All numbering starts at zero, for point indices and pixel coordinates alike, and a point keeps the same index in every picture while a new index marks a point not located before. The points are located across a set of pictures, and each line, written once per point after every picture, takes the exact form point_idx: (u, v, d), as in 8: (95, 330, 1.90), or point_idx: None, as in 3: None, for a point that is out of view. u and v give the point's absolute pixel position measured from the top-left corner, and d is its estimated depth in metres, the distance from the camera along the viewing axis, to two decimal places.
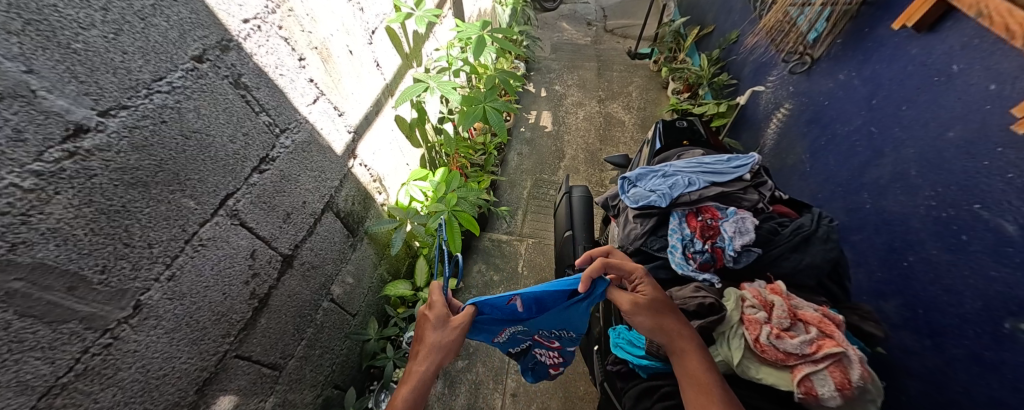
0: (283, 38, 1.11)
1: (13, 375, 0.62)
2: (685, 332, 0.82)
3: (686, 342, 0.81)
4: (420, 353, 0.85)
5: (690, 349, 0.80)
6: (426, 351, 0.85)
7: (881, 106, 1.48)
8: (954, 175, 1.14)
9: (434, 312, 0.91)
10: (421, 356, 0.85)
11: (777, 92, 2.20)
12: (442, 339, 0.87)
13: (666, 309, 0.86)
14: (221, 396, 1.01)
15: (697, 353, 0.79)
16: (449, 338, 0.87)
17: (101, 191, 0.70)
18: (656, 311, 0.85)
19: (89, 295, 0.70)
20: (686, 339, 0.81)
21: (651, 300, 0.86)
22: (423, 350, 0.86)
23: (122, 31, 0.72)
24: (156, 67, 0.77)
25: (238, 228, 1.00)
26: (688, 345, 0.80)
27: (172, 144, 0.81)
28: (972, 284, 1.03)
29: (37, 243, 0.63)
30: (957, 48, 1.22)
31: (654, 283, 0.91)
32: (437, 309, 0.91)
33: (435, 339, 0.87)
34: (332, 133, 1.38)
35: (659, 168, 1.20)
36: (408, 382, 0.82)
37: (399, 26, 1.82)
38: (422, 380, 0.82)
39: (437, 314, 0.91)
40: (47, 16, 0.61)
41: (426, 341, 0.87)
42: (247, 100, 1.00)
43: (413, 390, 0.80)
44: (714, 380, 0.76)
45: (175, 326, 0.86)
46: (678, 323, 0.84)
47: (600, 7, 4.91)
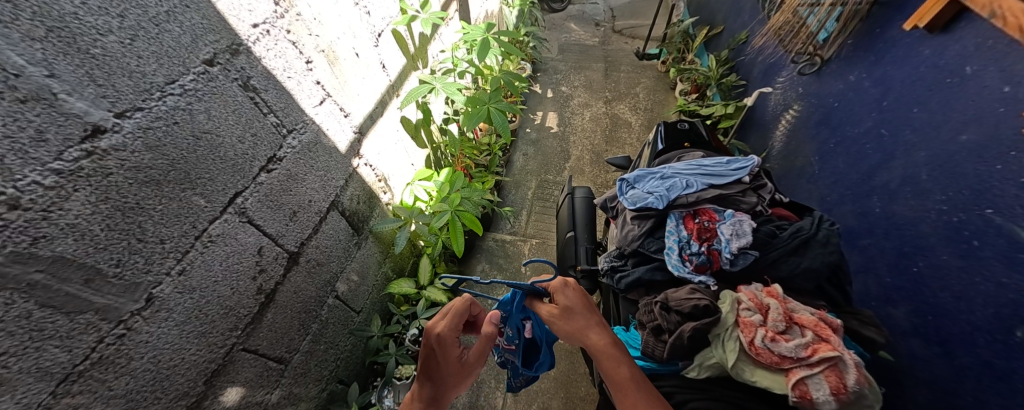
0: (291, 41, 1.15)
1: (34, 362, 0.65)
2: (597, 333, 0.87)
3: (601, 342, 0.86)
4: (425, 395, 0.83)
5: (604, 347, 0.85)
6: (433, 396, 0.83)
7: (892, 108, 1.46)
8: (967, 179, 1.12)
9: (446, 349, 0.85)
10: (424, 399, 0.83)
11: (786, 93, 2.18)
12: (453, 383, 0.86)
13: (581, 314, 0.90)
14: (228, 387, 1.05)
15: (610, 351, 0.84)
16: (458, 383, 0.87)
17: (117, 188, 0.73)
18: (569, 318, 0.90)
19: (104, 288, 0.73)
20: (601, 339, 0.86)
21: (565, 308, 0.91)
22: (431, 392, 0.84)
23: (138, 36, 0.75)
24: (169, 71, 0.81)
25: (246, 225, 1.04)
26: (603, 345, 0.85)
27: (184, 144, 0.85)
28: (982, 291, 1.02)
29: (57, 238, 0.66)
30: (971, 49, 1.20)
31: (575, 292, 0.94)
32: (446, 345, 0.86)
33: (443, 385, 0.85)
34: (338, 134, 1.42)
35: (657, 170, 1.21)
36: None
37: (405, 28, 1.86)
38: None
39: (450, 353, 0.86)
40: (68, 23, 0.65)
41: (435, 383, 0.84)
42: (255, 102, 1.04)
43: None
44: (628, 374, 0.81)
45: (185, 318, 0.90)
46: (591, 323, 0.89)
47: (608, 7, 4.91)
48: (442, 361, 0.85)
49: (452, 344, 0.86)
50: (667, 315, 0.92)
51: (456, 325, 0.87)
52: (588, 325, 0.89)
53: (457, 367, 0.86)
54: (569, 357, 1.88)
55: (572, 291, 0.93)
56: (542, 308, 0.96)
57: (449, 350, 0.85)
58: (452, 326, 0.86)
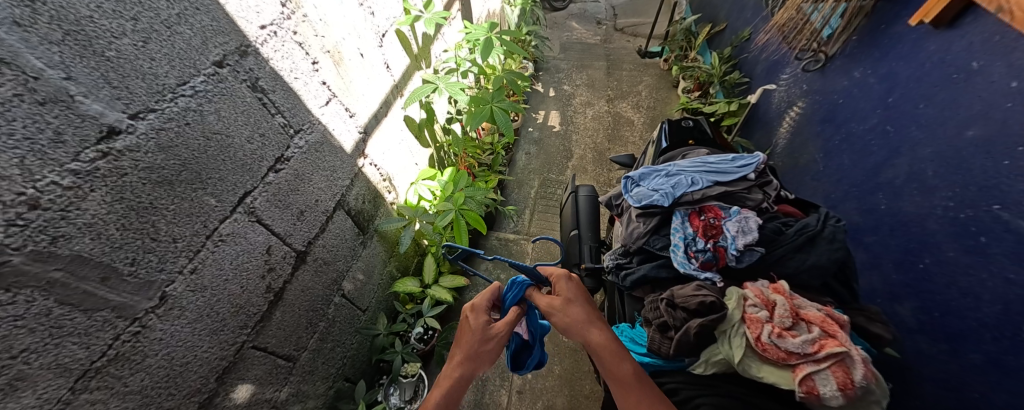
0: (298, 43, 1.16)
1: (54, 358, 0.67)
2: (598, 326, 0.87)
3: (603, 335, 0.86)
4: (455, 362, 0.87)
5: (605, 344, 0.84)
6: (462, 362, 0.86)
7: (898, 105, 1.46)
8: (974, 175, 1.12)
9: (474, 320, 0.91)
10: (455, 366, 0.86)
11: (791, 90, 2.17)
12: (481, 350, 0.87)
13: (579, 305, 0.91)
14: (239, 385, 1.06)
15: (612, 348, 0.84)
16: (487, 351, 0.88)
17: (132, 188, 0.75)
18: (568, 309, 0.90)
19: (120, 286, 0.75)
20: (602, 333, 0.86)
21: (566, 300, 0.92)
22: (461, 359, 0.86)
23: (151, 39, 0.76)
24: (181, 72, 0.82)
25: (256, 225, 1.05)
26: (605, 338, 0.85)
27: (195, 144, 0.86)
28: (990, 287, 1.02)
29: (75, 237, 0.68)
30: (977, 44, 1.19)
31: (573, 284, 0.95)
32: (477, 315, 0.91)
33: (470, 352, 0.87)
34: (344, 134, 1.43)
35: (662, 168, 1.21)
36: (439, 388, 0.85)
37: (409, 29, 1.87)
38: (454, 391, 0.84)
39: (478, 323, 0.90)
40: (84, 26, 0.66)
41: (463, 352, 0.87)
42: (264, 102, 1.05)
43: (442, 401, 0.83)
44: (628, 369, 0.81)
45: (197, 317, 0.91)
46: (592, 316, 0.89)
47: (609, 6, 4.90)
48: (470, 334, 0.89)
49: (479, 316, 0.91)
50: (673, 312, 0.92)
51: (483, 300, 0.95)
52: (591, 316, 0.89)
53: (484, 335, 0.88)
54: (573, 355, 1.89)
55: (571, 285, 0.95)
56: (541, 298, 0.94)
57: (476, 321, 0.91)
58: (481, 301, 0.95)
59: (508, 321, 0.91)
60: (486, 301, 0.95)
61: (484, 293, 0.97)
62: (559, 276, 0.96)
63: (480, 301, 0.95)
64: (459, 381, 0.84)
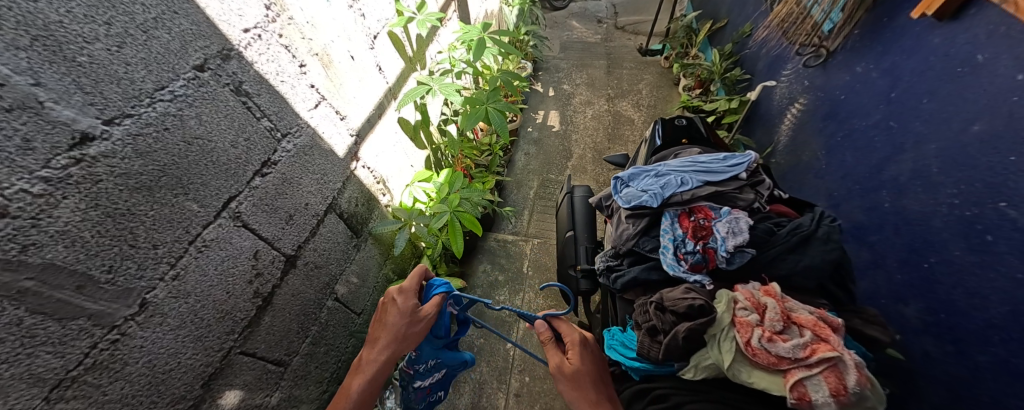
0: (284, 46, 1.15)
1: (26, 368, 0.66)
2: (605, 407, 0.85)
3: None
4: (380, 344, 0.96)
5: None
6: (388, 343, 0.95)
7: (901, 100, 1.42)
8: (980, 172, 1.08)
9: (402, 304, 0.98)
10: (380, 347, 0.96)
11: (792, 86, 2.13)
12: (405, 331, 0.96)
13: (592, 383, 0.87)
14: (227, 390, 1.06)
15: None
16: (413, 332, 0.96)
17: (107, 195, 0.74)
18: (577, 384, 0.87)
19: (97, 294, 0.74)
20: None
21: (576, 370, 0.88)
22: (386, 341, 0.96)
23: (126, 44, 0.75)
24: (158, 77, 0.81)
25: (241, 229, 1.04)
26: None
27: (175, 150, 0.85)
28: (998, 287, 0.98)
29: (47, 245, 0.67)
30: (983, 36, 1.15)
31: (587, 351, 0.92)
32: (404, 299, 0.99)
33: (395, 336, 0.96)
34: (334, 137, 1.42)
35: (653, 168, 1.19)
36: (365, 369, 0.95)
37: (402, 30, 1.86)
38: (379, 370, 0.95)
39: (406, 306, 0.98)
40: (54, 32, 0.65)
41: (388, 336, 0.96)
42: (248, 106, 1.04)
43: (367, 380, 0.94)
44: None
45: (181, 323, 0.90)
46: (600, 393, 0.86)
47: (610, 4, 4.86)
48: (396, 316, 0.97)
49: (405, 300, 0.98)
50: (662, 315, 0.90)
51: (410, 285, 1.01)
52: (597, 392, 0.86)
53: (411, 315, 0.97)
54: None
55: (586, 352, 0.92)
56: (552, 357, 0.92)
57: (402, 304, 0.98)
58: (408, 284, 1.01)
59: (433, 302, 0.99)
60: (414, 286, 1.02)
61: (412, 277, 1.03)
62: (574, 340, 0.93)
63: (409, 285, 1.01)
64: (384, 361, 0.95)
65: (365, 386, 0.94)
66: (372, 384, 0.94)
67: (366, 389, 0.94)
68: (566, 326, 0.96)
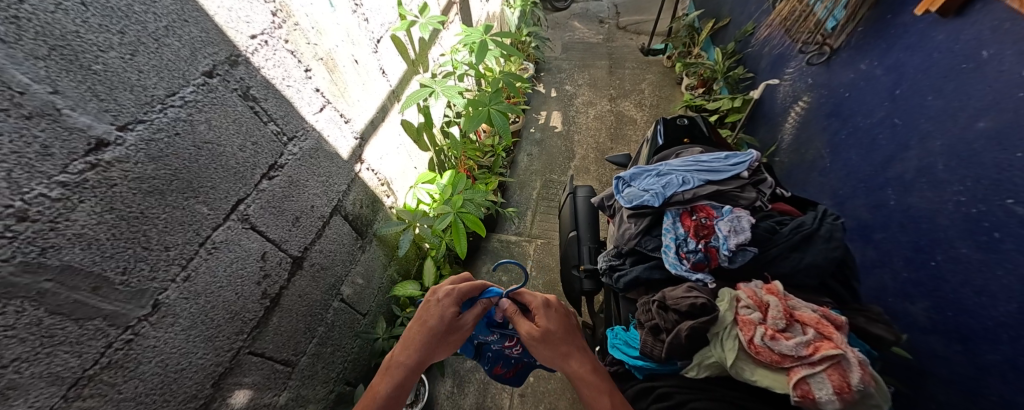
0: (290, 51, 1.17)
1: (46, 367, 0.68)
2: (579, 359, 0.88)
3: (584, 369, 0.87)
4: (414, 347, 0.92)
5: (586, 376, 0.86)
6: (422, 348, 0.92)
7: (905, 97, 1.41)
8: (986, 169, 1.08)
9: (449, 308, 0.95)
10: (412, 350, 0.92)
11: (795, 84, 2.12)
12: (443, 338, 0.94)
13: (564, 340, 0.90)
14: (236, 390, 1.08)
15: (594, 381, 0.85)
16: (450, 342, 0.95)
17: (121, 199, 0.76)
18: (551, 343, 0.89)
19: (111, 295, 0.76)
20: (581, 367, 0.88)
21: (546, 331, 0.90)
22: (422, 347, 0.92)
23: (138, 52, 0.78)
24: (169, 83, 0.83)
25: (250, 231, 1.06)
26: (585, 372, 0.87)
27: (186, 154, 0.87)
28: (1006, 285, 0.98)
29: (64, 247, 0.69)
30: (987, 32, 1.15)
31: (555, 312, 0.94)
32: (446, 304, 0.95)
33: (433, 343, 0.93)
34: (339, 140, 1.44)
35: (654, 168, 1.19)
36: (391, 371, 0.92)
37: (404, 34, 1.88)
38: (409, 376, 0.91)
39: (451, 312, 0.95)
40: (70, 41, 0.68)
41: (424, 340, 0.93)
42: (256, 111, 1.06)
43: (395, 384, 0.90)
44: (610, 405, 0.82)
45: (192, 323, 0.92)
46: (574, 347, 0.90)
47: (612, 4, 4.87)
48: (437, 320, 0.94)
49: (449, 304, 0.95)
50: (664, 314, 0.91)
51: (462, 289, 0.97)
52: (572, 346, 0.90)
53: (454, 324, 0.95)
54: None
55: (553, 313, 0.94)
56: (522, 325, 0.92)
57: (447, 309, 0.95)
58: (461, 289, 0.97)
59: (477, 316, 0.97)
60: (465, 291, 0.97)
61: (465, 282, 0.98)
62: (538, 304, 0.94)
63: (456, 288, 0.97)
64: (414, 367, 0.92)
65: (391, 391, 0.90)
66: (401, 391, 0.90)
67: (392, 394, 0.90)
68: (530, 294, 0.97)
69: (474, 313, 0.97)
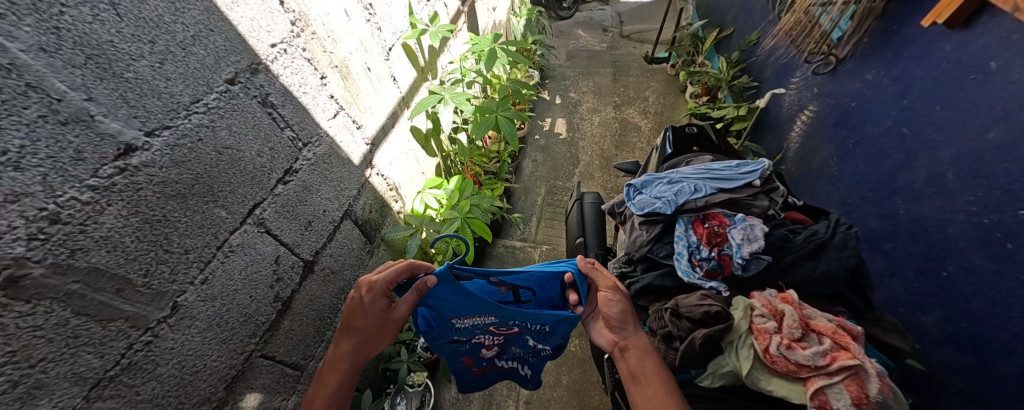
0: (307, 59, 1.20)
1: (70, 367, 0.69)
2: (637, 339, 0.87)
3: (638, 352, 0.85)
4: (344, 352, 0.89)
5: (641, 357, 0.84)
6: (354, 350, 0.89)
7: (913, 106, 1.42)
8: (997, 179, 1.08)
9: (369, 306, 0.89)
10: (345, 353, 0.89)
11: (801, 93, 2.14)
12: (376, 334, 0.91)
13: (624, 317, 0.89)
14: (247, 393, 1.08)
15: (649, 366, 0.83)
16: (381, 337, 0.92)
17: (146, 202, 0.77)
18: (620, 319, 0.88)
19: (134, 297, 0.77)
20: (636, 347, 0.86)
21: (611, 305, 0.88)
22: (352, 347, 0.89)
23: (167, 60, 0.80)
24: (194, 90, 0.86)
25: (265, 235, 1.08)
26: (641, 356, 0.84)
27: (207, 159, 0.89)
28: (1021, 296, 0.98)
29: (91, 250, 0.70)
30: (995, 44, 1.16)
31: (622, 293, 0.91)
32: (369, 301, 0.89)
33: (362, 341, 0.90)
34: (351, 145, 1.46)
35: (665, 175, 1.20)
36: (331, 378, 0.88)
37: (415, 42, 1.91)
38: (347, 378, 0.88)
39: (374, 309, 0.89)
40: (105, 50, 0.70)
41: (356, 340, 0.90)
42: (273, 117, 1.08)
43: (332, 390, 0.87)
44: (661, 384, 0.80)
45: (208, 326, 0.93)
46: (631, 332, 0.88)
47: (615, 14, 4.95)
48: (363, 317, 0.89)
49: (374, 301, 0.89)
50: (677, 322, 0.91)
51: (382, 283, 0.89)
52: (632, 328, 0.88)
53: (381, 320, 0.90)
54: (582, 365, 1.87)
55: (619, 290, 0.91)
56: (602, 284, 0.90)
57: (370, 306, 0.89)
58: (379, 280, 0.89)
59: (409, 308, 0.90)
60: (385, 283, 0.89)
61: (382, 275, 0.89)
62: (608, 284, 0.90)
63: (377, 281, 0.89)
64: (351, 368, 0.89)
65: (328, 397, 0.86)
66: (340, 394, 0.87)
67: (331, 399, 0.86)
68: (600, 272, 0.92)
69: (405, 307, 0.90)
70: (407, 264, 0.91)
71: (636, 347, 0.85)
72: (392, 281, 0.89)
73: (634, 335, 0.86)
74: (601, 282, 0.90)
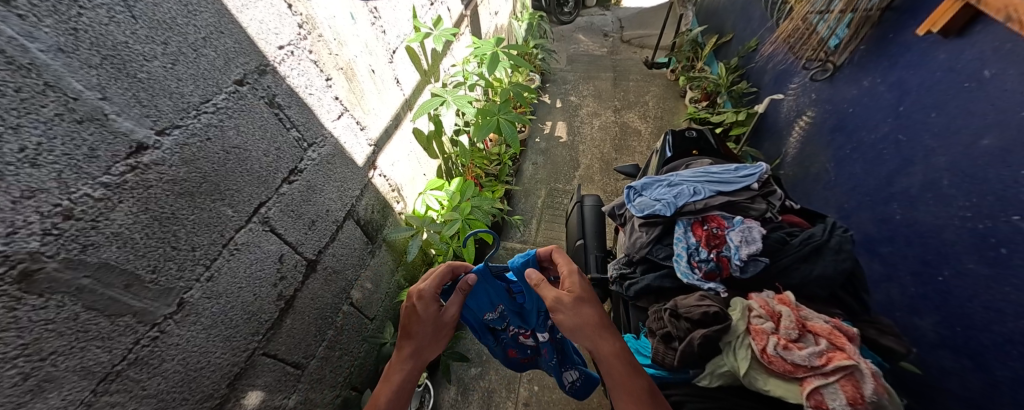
0: (314, 61, 1.22)
1: (79, 361, 0.70)
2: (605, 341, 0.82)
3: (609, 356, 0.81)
4: (404, 353, 0.91)
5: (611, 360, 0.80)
6: (412, 350, 0.91)
7: (909, 113, 1.45)
8: (991, 185, 1.10)
9: (424, 310, 0.93)
10: (405, 355, 0.90)
11: (799, 99, 2.16)
12: (433, 334, 0.94)
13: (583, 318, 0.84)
14: (249, 390, 1.09)
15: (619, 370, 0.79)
16: (439, 336, 0.95)
17: (156, 200, 0.79)
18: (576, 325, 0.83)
19: (142, 292, 0.78)
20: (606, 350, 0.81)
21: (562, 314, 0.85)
22: (411, 349, 0.91)
23: (179, 61, 0.82)
24: (204, 91, 0.87)
25: (269, 234, 1.09)
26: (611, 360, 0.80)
27: (215, 158, 0.91)
28: (1014, 301, 1.00)
29: (102, 245, 0.71)
30: (988, 53, 1.18)
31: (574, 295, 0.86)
32: (423, 304, 0.93)
33: (422, 342, 0.92)
34: (355, 146, 1.47)
35: (665, 178, 1.22)
36: (392, 380, 0.88)
37: (418, 45, 1.94)
38: (409, 378, 0.89)
39: (428, 312, 0.93)
40: (120, 51, 0.72)
41: (413, 341, 0.91)
42: (280, 118, 1.10)
43: (396, 389, 0.87)
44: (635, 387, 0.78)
45: (212, 322, 0.94)
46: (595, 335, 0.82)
47: (616, 19, 5.01)
48: (419, 321, 0.92)
49: (427, 304, 0.93)
50: (676, 322, 0.93)
51: (432, 287, 0.94)
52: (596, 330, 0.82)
53: (436, 321, 0.94)
54: (581, 367, 1.88)
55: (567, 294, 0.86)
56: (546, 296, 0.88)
57: (425, 307, 0.93)
58: (427, 287, 0.94)
59: (457, 307, 0.97)
60: (434, 288, 0.94)
61: (428, 280, 0.95)
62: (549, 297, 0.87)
63: (426, 286, 0.94)
64: (414, 368, 0.90)
65: (392, 396, 0.87)
66: (404, 394, 0.88)
67: (398, 397, 0.87)
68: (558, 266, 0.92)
69: (456, 304, 0.97)
70: (450, 267, 0.98)
71: (601, 354, 0.81)
72: (438, 284, 0.95)
73: (593, 344, 0.81)
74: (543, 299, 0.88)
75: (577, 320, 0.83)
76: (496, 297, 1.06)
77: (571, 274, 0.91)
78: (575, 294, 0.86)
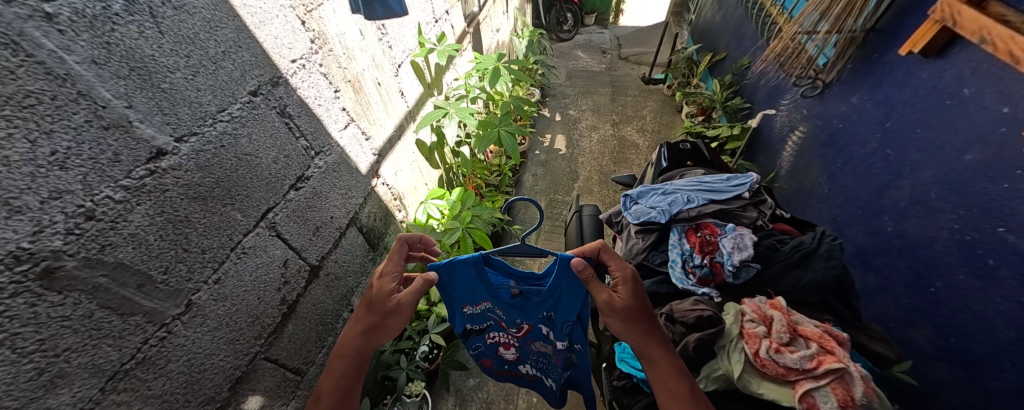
0: (323, 74, 1.27)
1: (90, 359, 0.72)
2: (656, 342, 0.83)
3: (660, 357, 0.82)
4: (350, 336, 0.88)
5: (662, 359, 0.82)
6: (357, 337, 0.88)
7: (895, 129, 1.50)
8: (976, 198, 1.15)
9: (377, 290, 0.89)
10: (349, 340, 0.88)
11: (791, 115, 2.23)
12: (376, 322, 0.88)
13: (640, 317, 0.83)
14: (249, 396, 1.09)
15: (670, 365, 0.81)
16: (385, 325, 0.88)
17: (171, 203, 0.82)
18: (632, 320, 0.82)
19: (153, 292, 0.80)
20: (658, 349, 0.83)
21: (625, 306, 0.83)
22: (356, 333, 0.88)
23: (199, 73, 0.87)
24: (221, 100, 0.92)
25: (275, 239, 1.11)
26: (661, 360, 0.82)
27: (227, 164, 0.94)
28: (1004, 311, 1.03)
29: (120, 246, 0.75)
30: (967, 72, 1.24)
31: (636, 289, 0.85)
32: (378, 287, 0.89)
33: (366, 328, 0.88)
34: (360, 156, 1.51)
35: (659, 186, 1.27)
36: (335, 365, 0.87)
37: (422, 60, 2.00)
38: (350, 365, 0.87)
39: (380, 295, 0.89)
40: (147, 64, 0.77)
41: (362, 327, 0.88)
42: (290, 127, 1.14)
43: (337, 376, 0.86)
44: (685, 389, 0.79)
45: (218, 325, 0.96)
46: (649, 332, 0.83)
47: (614, 38, 5.20)
48: (370, 303, 0.89)
49: (382, 285, 0.90)
50: (672, 326, 0.96)
51: (390, 269, 0.91)
52: (652, 329, 0.84)
53: (383, 308, 0.88)
54: None
55: (634, 287, 0.85)
56: (599, 291, 0.82)
57: (377, 291, 0.89)
58: (387, 266, 0.92)
59: (411, 294, 0.87)
60: (393, 269, 0.91)
61: (391, 259, 0.93)
62: (621, 277, 0.85)
63: (388, 266, 0.92)
64: (356, 355, 0.87)
65: (333, 384, 0.85)
66: (346, 380, 0.86)
67: (336, 386, 0.85)
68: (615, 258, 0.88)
69: (409, 293, 0.88)
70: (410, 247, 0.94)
71: (654, 352, 0.82)
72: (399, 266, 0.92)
73: (643, 343, 0.83)
74: (596, 294, 0.82)
75: (630, 319, 0.82)
76: (484, 293, 0.97)
77: (622, 281, 0.85)
78: (624, 305, 0.82)
